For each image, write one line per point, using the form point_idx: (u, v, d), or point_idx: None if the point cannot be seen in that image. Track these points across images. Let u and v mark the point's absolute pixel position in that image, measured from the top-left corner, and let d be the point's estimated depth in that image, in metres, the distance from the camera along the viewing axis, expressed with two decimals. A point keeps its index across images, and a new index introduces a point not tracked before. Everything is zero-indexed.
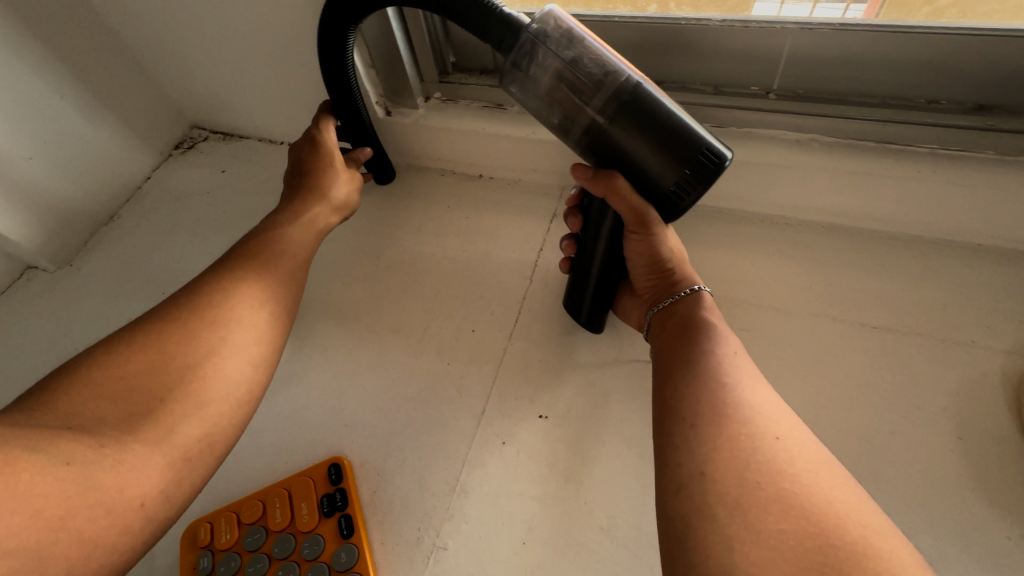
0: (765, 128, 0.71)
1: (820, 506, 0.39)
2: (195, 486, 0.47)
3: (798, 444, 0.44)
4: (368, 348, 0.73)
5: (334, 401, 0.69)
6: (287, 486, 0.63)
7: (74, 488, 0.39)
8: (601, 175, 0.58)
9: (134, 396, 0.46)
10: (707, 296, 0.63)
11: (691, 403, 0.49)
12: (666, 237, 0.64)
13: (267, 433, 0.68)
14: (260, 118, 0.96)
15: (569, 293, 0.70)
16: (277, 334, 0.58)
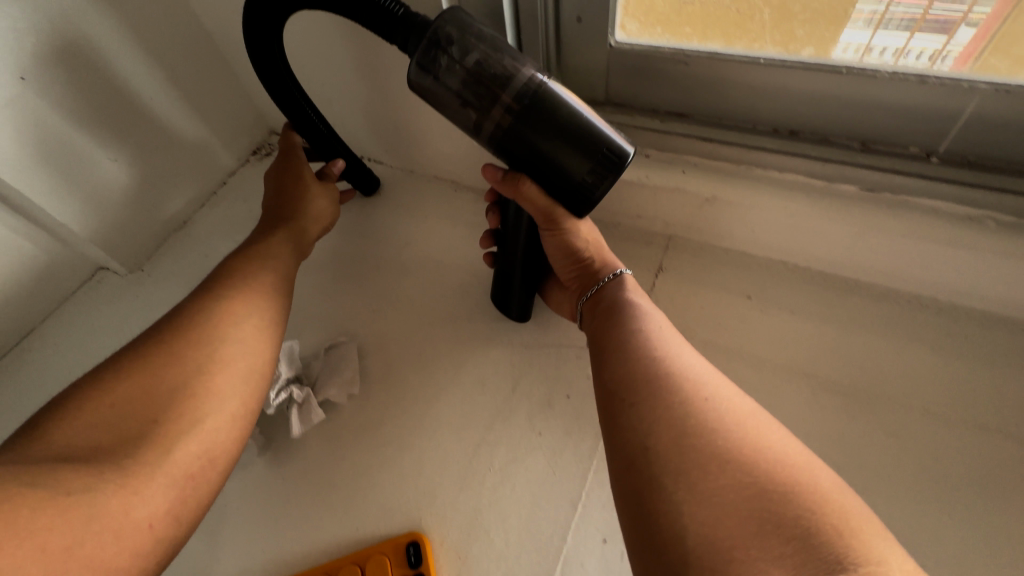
0: (921, 197, 0.50)
1: (753, 447, 0.33)
2: (184, 523, 0.35)
3: (724, 393, 0.37)
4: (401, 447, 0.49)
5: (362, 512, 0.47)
6: (363, 561, 0.44)
7: (78, 519, 0.30)
8: (508, 177, 0.46)
9: (123, 419, 0.36)
10: (630, 279, 0.50)
11: (623, 374, 0.39)
12: (581, 229, 0.50)
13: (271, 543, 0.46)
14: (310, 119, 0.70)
15: (495, 285, 0.56)
16: (265, 361, 0.44)
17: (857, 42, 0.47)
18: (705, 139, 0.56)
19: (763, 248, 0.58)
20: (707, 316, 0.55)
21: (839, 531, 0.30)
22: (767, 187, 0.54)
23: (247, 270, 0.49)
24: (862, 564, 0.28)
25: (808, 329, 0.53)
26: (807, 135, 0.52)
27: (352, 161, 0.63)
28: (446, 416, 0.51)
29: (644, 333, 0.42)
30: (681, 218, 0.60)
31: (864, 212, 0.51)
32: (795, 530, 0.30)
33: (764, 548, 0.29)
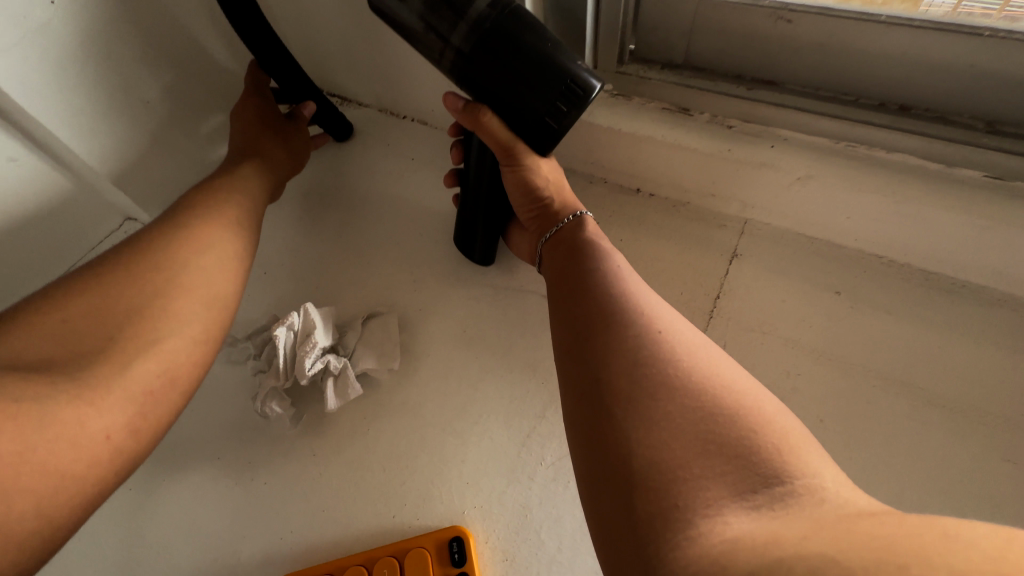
0: None
1: (704, 376, 0.32)
2: (138, 444, 0.33)
3: (678, 327, 0.36)
4: (447, 428, 0.45)
5: (400, 497, 0.43)
6: (401, 554, 0.40)
7: (28, 426, 0.27)
8: (469, 107, 0.44)
9: (75, 334, 0.34)
10: (591, 220, 0.47)
11: (583, 311, 0.38)
12: (541, 167, 0.48)
13: (300, 526, 0.43)
14: (353, 72, 0.63)
15: (460, 229, 0.53)
16: (229, 290, 0.42)
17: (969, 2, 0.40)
18: (801, 110, 0.49)
19: (857, 239, 0.51)
20: (790, 311, 0.49)
21: (779, 449, 0.28)
22: (875, 169, 0.46)
23: (210, 202, 0.47)
24: (801, 478, 0.27)
25: (910, 333, 0.46)
26: (921, 112, 0.46)
27: (323, 104, 0.60)
28: (494, 401, 0.46)
29: (608, 270, 0.41)
30: (764, 200, 0.53)
31: (995, 200, 0.43)
32: (739, 450, 0.28)
33: (707, 468, 0.28)
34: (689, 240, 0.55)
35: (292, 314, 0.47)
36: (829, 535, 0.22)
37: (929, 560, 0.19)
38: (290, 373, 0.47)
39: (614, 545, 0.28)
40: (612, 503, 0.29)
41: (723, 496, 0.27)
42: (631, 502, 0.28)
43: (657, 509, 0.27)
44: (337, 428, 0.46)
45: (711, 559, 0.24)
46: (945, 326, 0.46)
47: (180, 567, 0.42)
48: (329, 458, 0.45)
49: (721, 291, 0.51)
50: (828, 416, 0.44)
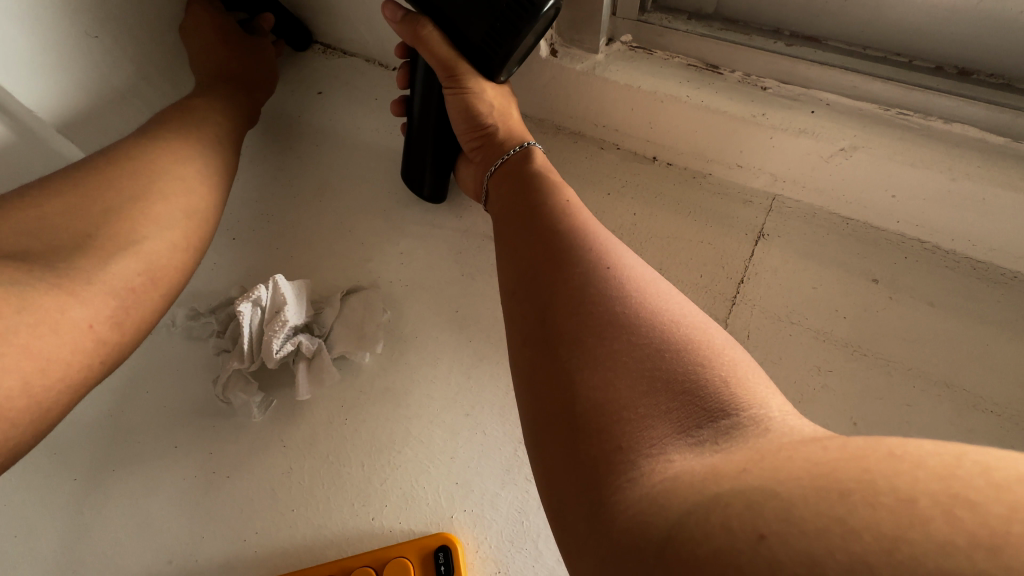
0: None
1: (652, 307, 0.28)
2: (122, 338, 0.34)
3: (628, 258, 0.32)
4: (434, 423, 0.40)
5: (379, 498, 0.38)
6: (380, 563, 0.35)
7: (9, 310, 0.28)
8: (409, 18, 0.41)
9: (53, 230, 0.34)
10: (539, 151, 0.42)
11: (531, 243, 0.34)
12: (487, 92, 0.44)
13: (266, 528, 0.38)
14: (336, 14, 0.55)
15: (406, 160, 0.49)
16: (206, 205, 0.42)
17: None
18: (849, 70, 0.42)
19: (899, 221, 0.45)
20: (821, 299, 0.44)
21: (728, 381, 0.25)
22: (930, 143, 0.41)
23: (182, 121, 0.44)
24: (748, 409, 0.24)
25: (956, 329, 0.41)
26: (983, 77, 0.40)
27: (282, 16, 0.56)
28: (488, 392, 0.41)
29: (560, 200, 0.37)
30: (798, 173, 0.47)
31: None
32: (686, 384, 0.25)
33: (650, 406, 0.25)
34: (710, 216, 0.49)
35: (258, 287, 0.41)
36: (770, 467, 0.20)
37: (872, 484, 0.17)
38: (257, 355, 0.41)
39: (556, 496, 0.25)
40: (551, 448, 0.26)
41: (668, 435, 0.24)
42: (572, 447, 0.25)
43: (598, 452, 0.24)
44: (311, 418, 0.41)
45: (650, 502, 0.21)
46: (992, 320, 0.41)
47: (130, 570, 0.37)
48: (301, 451, 0.40)
49: (745, 276, 0.46)
50: (860, 418, 0.39)
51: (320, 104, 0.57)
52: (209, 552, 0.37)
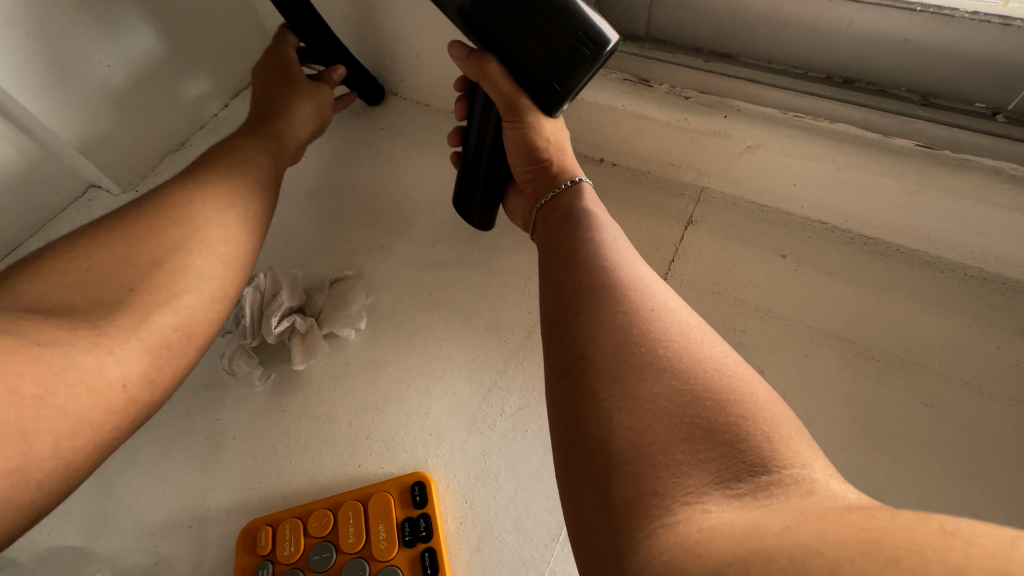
0: (985, 156, 0.45)
1: (694, 352, 0.29)
2: (154, 395, 0.35)
3: (671, 302, 0.33)
4: (407, 386, 0.47)
5: (359, 449, 0.45)
6: (365, 498, 0.41)
7: (49, 369, 0.30)
8: (475, 54, 0.43)
9: (98, 282, 0.36)
10: (588, 187, 0.45)
11: (567, 278, 0.36)
12: (545, 126, 0.46)
13: (264, 475, 0.44)
14: None
15: (458, 186, 0.53)
16: (243, 253, 0.43)
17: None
18: (753, 82, 0.51)
19: (803, 206, 0.54)
20: (739, 273, 0.52)
21: (770, 436, 0.26)
22: (818, 140, 0.49)
23: (230, 160, 0.47)
24: (789, 468, 0.25)
25: (847, 295, 0.49)
26: (864, 85, 0.49)
27: (352, 67, 0.59)
28: (457, 359, 0.48)
29: (591, 239, 0.38)
30: (718, 168, 0.55)
31: (926, 169, 0.46)
32: (726, 435, 0.26)
33: (690, 454, 0.26)
34: (647, 208, 0.57)
35: (258, 275, 0.49)
36: (817, 527, 0.20)
37: (921, 553, 0.17)
38: (258, 332, 0.48)
39: (585, 530, 0.26)
40: (581, 483, 0.27)
41: (705, 485, 0.25)
42: (604, 484, 0.26)
43: (630, 494, 0.25)
44: (303, 385, 0.48)
45: (686, 550, 0.22)
46: (874, 284, 0.50)
47: (148, 515, 0.43)
48: (295, 412, 0.47)
49: (676, 256, 0.54)
50: (769, 368, 0.47)
51: None
52: (217, 498, 0.44)
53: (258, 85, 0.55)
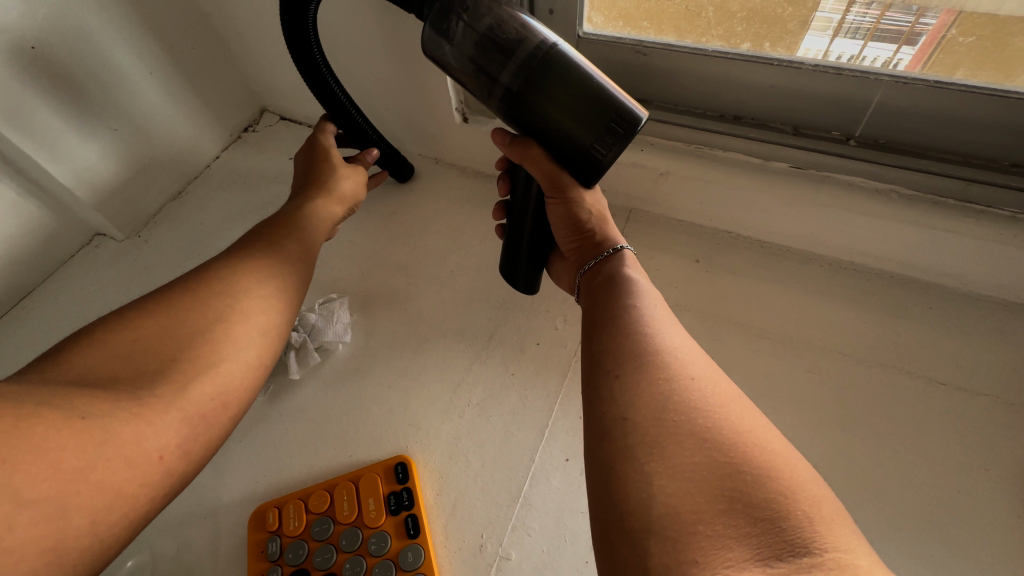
0: (841, 172, 0.57)
1: (736, 430, 0.35)
2: (191, 458, 0.42)
3: (711, 375, 0.40)
4: (391, 385, 0.56)
5: (351, 441, 0.53)
6: (356, 478, 0.49)
7: (93, 443, 0.36)
8: (517, 142, 0.51)
9: (143, 355, 0.43)
10: (627, 255, 0.52)
11: (609, 348, 0.42)
12: (587, 201, 0.53)
13: (268, 467, 0.52)
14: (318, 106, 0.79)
15: (504, 258, 0.61)
16: (275, 325, 0.51)
17: (816, 47, 0.52)
18: (662, 121, 0.61)
19: (711, 220, 0.66)
20: (661, 276, 0.63)
21: (810, 518, 0.31)
22: (714, 166, 0.60)
23: (278, 239, 0.57)
24: (829, 550, 0.30)
25: (745, 289, 0.61)
26: (750, 120, 0.58)
27: (387, 150, 0.69)
28: (429, 360, 0.57)
29: (630, 314, 0.45)
30: (641, 191, 0.67)
31: (796, 186, 0.58)
32: (768, 515, 0.31)
33: (731, 527, 0.31)
34: None
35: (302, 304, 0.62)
36: None
37: None
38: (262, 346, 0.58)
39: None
40: (628, 544, 0.32)
41: (745, 559, 0.30)
42: (648, 549, 0.32)
43: (673, 558, 0.31)
44: (301, 389, 0.57)
45: None
46: (767, 280, 0.62)
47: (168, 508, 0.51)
48: (292, 413, 0.55)
49: None
50: None
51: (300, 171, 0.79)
52: (228, 488, 0.51)
53: (302, 173, 0.66)
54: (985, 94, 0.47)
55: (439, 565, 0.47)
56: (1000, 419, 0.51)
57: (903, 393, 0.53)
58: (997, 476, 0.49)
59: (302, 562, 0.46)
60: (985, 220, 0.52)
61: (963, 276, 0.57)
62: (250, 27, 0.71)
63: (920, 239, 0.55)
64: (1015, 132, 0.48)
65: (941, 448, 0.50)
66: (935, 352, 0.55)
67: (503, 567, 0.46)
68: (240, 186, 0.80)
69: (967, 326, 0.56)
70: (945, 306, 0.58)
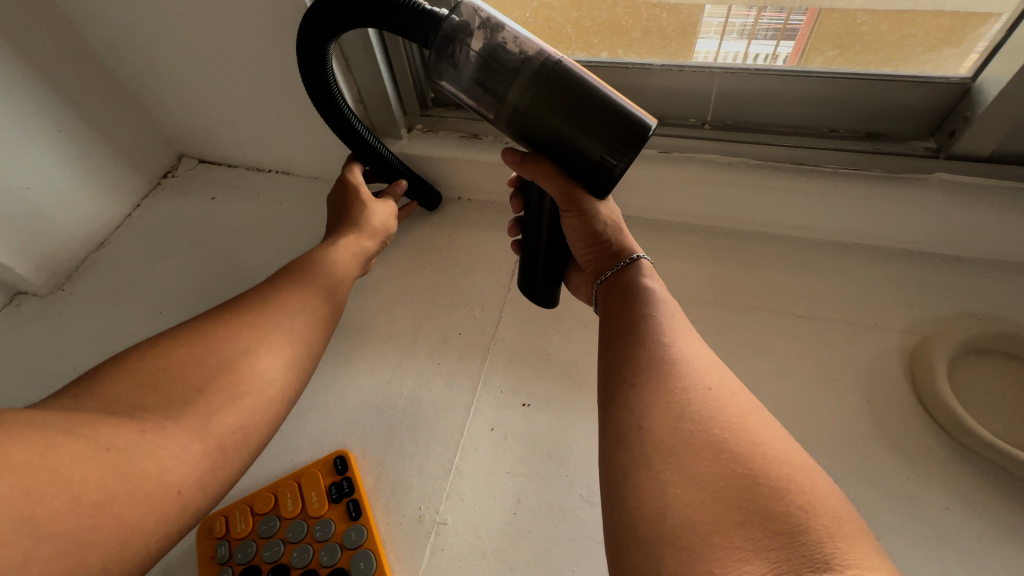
0: (701, 151, 0.72)
1: (756, 443, 0.35)
2: (211, 489, 0.44)
3: (733, 391, 0.40)
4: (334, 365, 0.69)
5: (311, 414, 0.65)
6: (299, 477, 0.59)
7: (115, 475, 0.37)
8: (534, 161, 0.55)
9: (173, 386, 0.46)
10: (643, 266, 0.56)
11: (630, 360, 0.44)
12: (600, 213, 0.58)
13: None
14: (247, 148, 0.90)
15: (523, 274, 0.69)
16: (297, 355, 0.55)
17: (708, 48, 0.67)
18: None
19: None
20: None
21: (830, 535, 0.31)
22: None
23: (311, 273, 0.63)
24: (848, 566, 0.29)
25: None
26: None
27: (414, 179, 0.81)
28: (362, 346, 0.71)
29: (642, 334, 0.46)
30: None
31: (654, 165, 0.72)
32: (787, 528, 0.31)
33: (748, 538, 0.31)
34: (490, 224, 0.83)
35: None
36: None
37: None
38: None
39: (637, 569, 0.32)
40: (639, 548, 0.33)
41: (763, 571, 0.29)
42: (660, 555, 0.32)
43: (687, 565, 0.31)
44: None
45: None
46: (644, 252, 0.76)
47: None
48: None
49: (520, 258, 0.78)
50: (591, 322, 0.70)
51: (225, 206, 0.90)
52: None
53: (334, 210, 0.77)
54: (788, 76, 0.64)
55: (382, 538, 0.56)
56: (825, 332, 0.65)
57: (747, 323, 0.68)
58: (839, 379, 0.61)
59: (251, 558, 0.55)
60: (802, 174, 0.67)
61: (789, 225, 0.74)
62: (180, 87, 0.81)
63: (749, 200, 0.71)
64: (834, 105, 0.65)
65: (788, 362, 0.63)
66: (774, 288, 0.70)
67: (441, 530, 0.55)
68: (165, 226, 0.89)
69: (797, 262, 0.72)
70: (781, 249, 0.74)
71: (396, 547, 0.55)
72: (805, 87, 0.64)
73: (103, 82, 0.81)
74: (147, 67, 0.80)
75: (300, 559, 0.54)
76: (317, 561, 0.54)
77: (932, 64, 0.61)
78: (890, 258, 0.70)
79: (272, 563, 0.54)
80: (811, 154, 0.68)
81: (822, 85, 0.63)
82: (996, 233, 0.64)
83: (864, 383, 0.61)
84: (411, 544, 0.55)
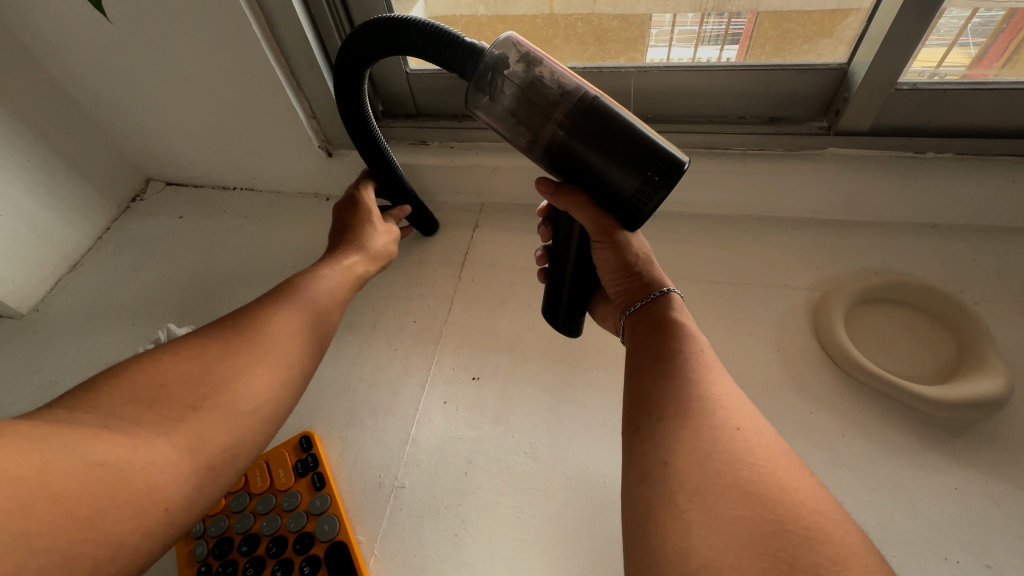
0: None
1: (807, 508, 0.32)
2: (196, 508, 0.43)
3: (769, 440, 0.38)
4: None
5: None
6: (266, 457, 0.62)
7: (105, 491, 0.36)
8: (561, 188, 0.53)
9: (170, 401, 0.45)
10: (675, 299, 0.53)
11: (654, 395, 0.42)
12: (632, 243, 0.56)
13: None
14: (205, 166, 0.93)
15: (546, 299, 0.67)
16: (294, 377, 0.54)
17: (657, 56, 0.70)
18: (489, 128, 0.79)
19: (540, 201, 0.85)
20: (509, 249, 0.81)
21: None
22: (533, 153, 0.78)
23: (320, 295, 0.63)
24: None
25: None
26: None
27: (415, 206, 0.81)
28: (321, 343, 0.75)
29: (670, 370, 0.43)
30: (488, 189, 0.85)
31: None
32: None
33: None
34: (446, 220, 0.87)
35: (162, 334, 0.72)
36: None
37: None
38: None
39: None
40: None
41: None
42: None
43: None
44: None
45: None
46: None
47: None
48: None
49: (468, 249, 0.82)
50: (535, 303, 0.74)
51: (198, 222, 0.93)
52: None
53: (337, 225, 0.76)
54: (716, 72, 0.67)
55: (346, 504, 0.59)
56: (747, 319, 0.69)
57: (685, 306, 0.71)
58: (768, 362, 0.64)
59: (223, 531, 0.57)
60: (721, 159, 0.73)
61: (718, 203, 0.78)
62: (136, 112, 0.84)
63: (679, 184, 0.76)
64: (741, 95, 0.69)
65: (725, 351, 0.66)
66: (707, 270, 0.74)
67: (399, 492, 0.59)
68: (139, 244, 0.91)
69: (726, 246, 0.76)
70: (716, 234, 0.78)
71: (359, 510, 0.59)
72: (721, 78, 0.68)
73: (67, 111, 0.82)
74: (108, 94, 0.81)
75: (269, 527, 0.56)
76: (286, 527, 0.56)
77: (814, 54, 0.66)
78: (817, 244, 0.74)
79: (244, 533, 0.57)
80: (731, 138, 0.72)
81: (719, 78, 0.68)
82: (901, 189, 0.69)
83: (780, 359, 0.64)
84: (372, 505, 0.59)
